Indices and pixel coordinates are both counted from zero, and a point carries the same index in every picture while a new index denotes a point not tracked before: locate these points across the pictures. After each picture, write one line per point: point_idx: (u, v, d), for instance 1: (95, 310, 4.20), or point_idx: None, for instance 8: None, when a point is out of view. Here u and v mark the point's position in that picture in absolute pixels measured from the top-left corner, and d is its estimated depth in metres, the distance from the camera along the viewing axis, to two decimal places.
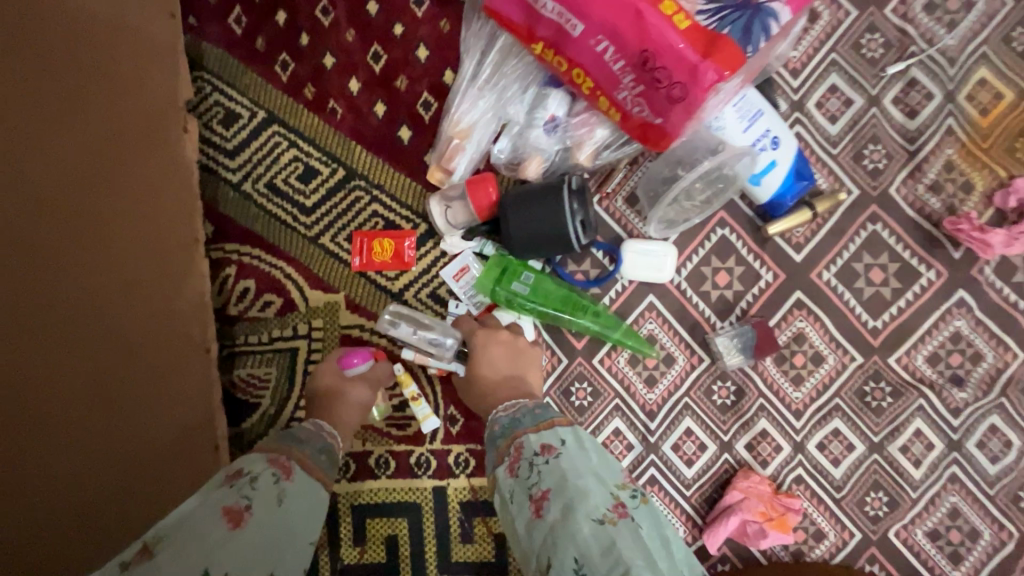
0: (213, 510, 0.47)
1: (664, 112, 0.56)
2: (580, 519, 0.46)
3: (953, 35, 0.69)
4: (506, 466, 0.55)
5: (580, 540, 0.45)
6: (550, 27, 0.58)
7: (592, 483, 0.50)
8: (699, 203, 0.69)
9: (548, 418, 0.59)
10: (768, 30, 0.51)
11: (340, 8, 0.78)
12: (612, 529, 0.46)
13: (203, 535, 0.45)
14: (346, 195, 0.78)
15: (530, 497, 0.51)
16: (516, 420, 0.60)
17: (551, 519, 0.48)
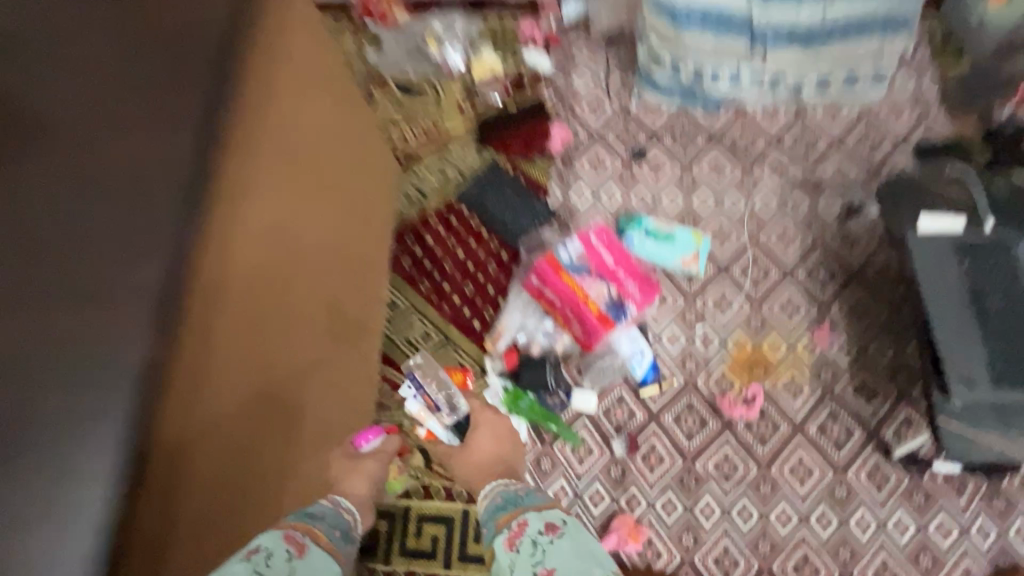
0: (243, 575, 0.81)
1: (588, 336, 1.45)
2: None
3: (724, 316, 1.56)
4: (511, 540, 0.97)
5: None
6: (546, 297, 1.48)
7: (584, 566, 0.89)
8: (608, 375, 1.51)
9: (537, 508, 1.02)
10: (626, 314, 1.44)
11: (455, 263, 1.70)
12: None
13: None
14: (442, 348, 1.61)
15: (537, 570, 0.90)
16: (517, 507, 1.05)
17: None
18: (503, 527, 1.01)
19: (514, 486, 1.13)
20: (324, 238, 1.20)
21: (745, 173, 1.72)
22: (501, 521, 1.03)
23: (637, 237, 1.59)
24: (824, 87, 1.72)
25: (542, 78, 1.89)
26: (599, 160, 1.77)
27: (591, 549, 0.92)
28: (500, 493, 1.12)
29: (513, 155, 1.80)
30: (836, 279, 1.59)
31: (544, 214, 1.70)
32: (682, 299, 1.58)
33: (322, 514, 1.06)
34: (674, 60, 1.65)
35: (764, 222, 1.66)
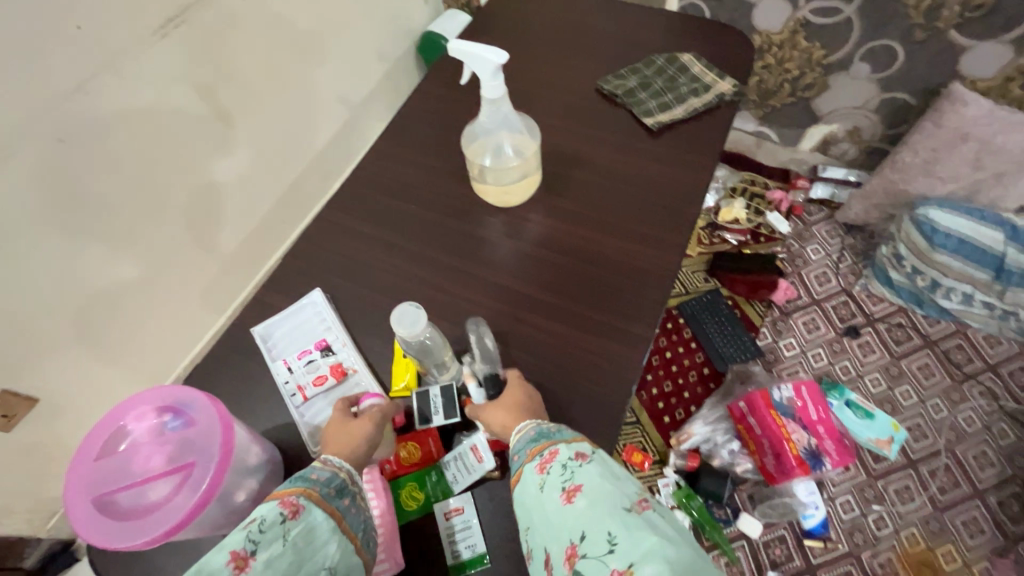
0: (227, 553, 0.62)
1: (777, 473, 1.61)
2: (612, 509, 0.64)
3: (903, 507, 1.66)
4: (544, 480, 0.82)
5: (614, 522, 0.62)
6: (749, 423, 1.67)
7: (613, 488, 0.67)
8: (779, 513, 1.66)
9: None
10: (819, 467, 1.60)
11: (662, 361, 1.98)
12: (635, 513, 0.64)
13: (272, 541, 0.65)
14: (632, 427, 1.88)
15: (562, 488, 0.69)
16: None
17: (580, 504, 0.66)
18: (529, 464, 0.75)
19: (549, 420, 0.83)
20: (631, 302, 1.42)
21: (955, 386, 1.84)
22: (529, 447, 0.78)
23: (836, 403, 1.77)
24: None
25: (778, 238, 2.19)
26: (813, 324, 2.00)
27: (620, 470, 0.72)
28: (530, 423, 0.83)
29: (736, 291, 2.08)
30: None
31: (752, 350, 1.95)
32: (864, 474, 1.71)
33: (320, 477, 0.73)
34: (916, 268, 1.86)
35: (964, 436, 1.76)
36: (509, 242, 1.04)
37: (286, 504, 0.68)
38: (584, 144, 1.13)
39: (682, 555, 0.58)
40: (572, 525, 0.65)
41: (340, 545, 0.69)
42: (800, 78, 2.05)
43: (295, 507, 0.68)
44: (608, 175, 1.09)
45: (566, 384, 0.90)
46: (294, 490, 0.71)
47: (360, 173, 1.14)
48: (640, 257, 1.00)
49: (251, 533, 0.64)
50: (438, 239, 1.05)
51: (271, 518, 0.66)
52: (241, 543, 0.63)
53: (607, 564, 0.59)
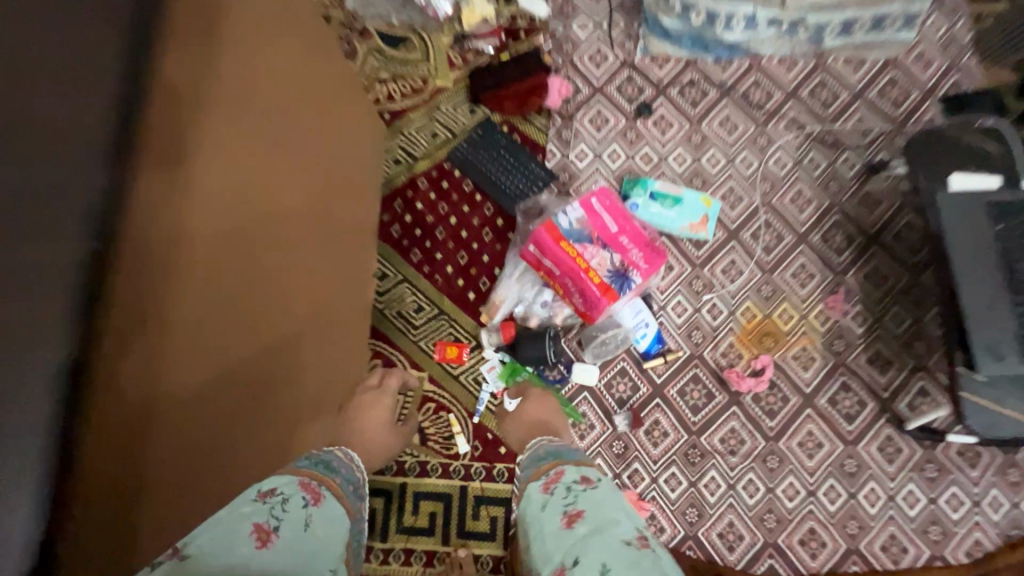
0: (250, 524, 0.74)
1: (588, 310, 1.34)
2: (612, 535, 0.91)
3: (734, 284, 1.48)
4: (543, 485, 1.07)
5: (609, 548, 0.89)
6: (545, 268, 1.37)
7: (615, 514, 0.97)
8: (611, 346, 1.43)
9: (577, 457, 1.14)
10: (630, 285, 1.33)
11: (449, 231, 1.61)
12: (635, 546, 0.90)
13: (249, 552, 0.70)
14: (437, 321, 1.55)
15: (567, 513, 0.99)
16: (558, 452, 1.17)
17: (579, 529, 0.95)
18: (538, 476, 1.12)
19: (554, 440, 1.21)
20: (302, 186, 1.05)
21: (760, 130, 1.59)
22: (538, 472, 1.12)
23: (642, 202, 1.49)
24: (850, 31, 1.55)
25: (540, 25, 1.73)
26: (601, 117, 1.64)
27: (617, 502, 1.02)
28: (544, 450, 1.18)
29: (508, 111, 1.66)
30: (854, 244, 1.49)
31: (543, 178, 1.59)
32: (688, 266, 1.49)
33: (339, 469, 1.01)
34: (685, 2, 1.48)
35: (778, 183, 1.55)
36: None
37: (312, 489, 0.90)
38: None
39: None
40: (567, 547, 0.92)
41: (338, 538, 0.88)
42: None
43: (312, 494, 0.88)
44: None
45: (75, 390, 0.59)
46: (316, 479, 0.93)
47: None
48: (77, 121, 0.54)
49: (273, 509, 0.79)
50: None
51: (294, 501, 0.83)
52: (266, 517, 0.77)
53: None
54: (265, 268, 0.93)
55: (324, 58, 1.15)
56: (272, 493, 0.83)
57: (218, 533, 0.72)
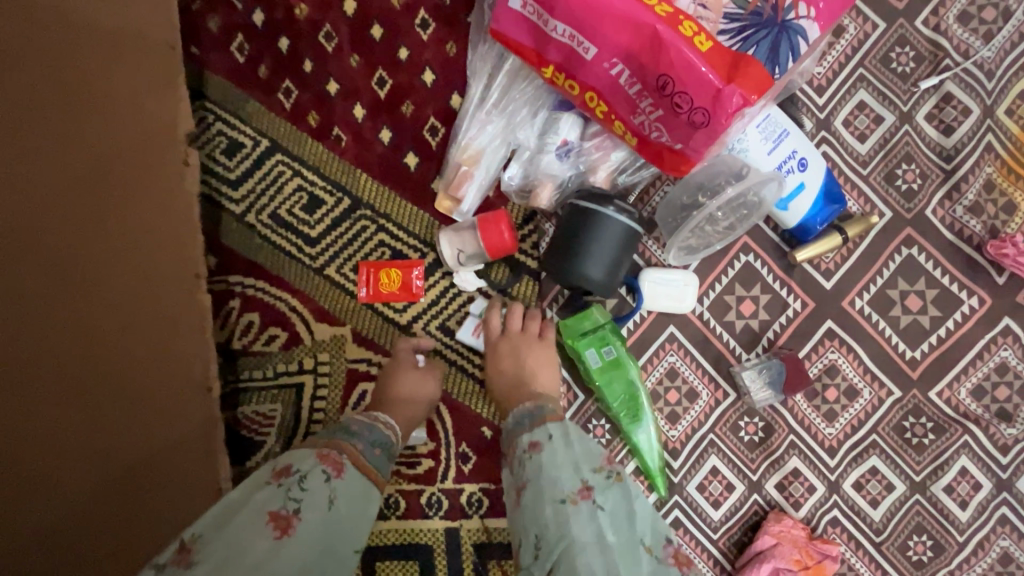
0: (259, 515, 0.48)
1: (684, 137, 0.52)
2: (544, 501, 0.50)
3: (991, 47, 0.64)
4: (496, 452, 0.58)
5: (540, 519, 0.49)
6: (560, 51, 0.54)
7: (563, 471, 0.52)
8: (722, 229, 0.64)
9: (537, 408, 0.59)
10: (795, 50, 0.49)
11: (344, 32, 0.76)
12: (571, 509, 0.49)
13: (248, 548, 0.46)
14: (351, 225, 0.76)
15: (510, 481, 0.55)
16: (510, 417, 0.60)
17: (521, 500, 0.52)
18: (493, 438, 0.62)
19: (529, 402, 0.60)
20: None
21: None
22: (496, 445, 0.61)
23: None
24: None
25: None
26: None
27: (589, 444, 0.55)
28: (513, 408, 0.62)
29: None
30: None
31: None
32: (880, 20, 0.65)
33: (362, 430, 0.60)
34: None
35: None
36: None
37: (326, 459, 0.54)
38: None
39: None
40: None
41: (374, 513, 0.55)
42: None
43: (341, 462, 0.54)
44: None
45: None
46: (335, 442, 0.56)
47: None
48: None
49: (289, 490, 0.50)
50: None
51: (314, 476, 0.52)
52: (280, 503, 0.49)
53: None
54: None
55: None
56: (282, 470, 0.52)
57: (221, 536, 0.46)
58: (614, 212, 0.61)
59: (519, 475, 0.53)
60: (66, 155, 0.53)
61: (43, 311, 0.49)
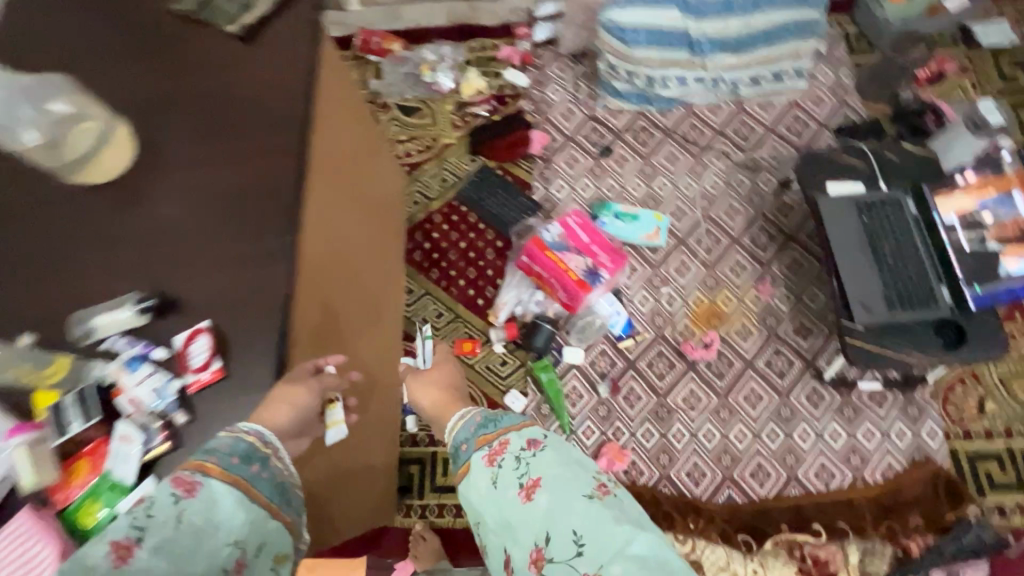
0: (106, 545, 0.60)
1: (571, 300, 1.76)
2: (575, 497, 0.86)
3: (685, 279, 1.89)
4: (495, 457, 0.94)
5: (575, 513, 0.84)
6: (536, 272, 1.78)
7: (575, 476, 0.89)
8: (592, 332, 1.84)
9: (523, 425, 0.97)
10: (601, 279, 1.75)
11: (459, 253, 2.03)
12: (595, 500, 0.85)
13: (96, 565, 0.59)
14: (453, 323, 1.94)
15: (522, 483, 0.90)
16: (500, 425, 0.99)
17: (539, 499, 0.87)
18: (482, 445, 0.97)
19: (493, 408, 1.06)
20: (385, 250, 1.72)
21: (696, 160, 2.06)
22: (479, 439, 0.98)
23: (608, 219, 1.92)
24: (757, 83, 2.05)
25: (522, 92, 2.23)
26: (573, 158, 2.10)
27: (574, 456, 0.93)
28: (476, 413, 1.06)
29: (500, 159, 2.13)
30: (774, 242, 1.92)
31: (530, 207, 2.03)
32: (648, 267, 1.90)
33: (221, 447, 0.73)
34: (629, 71, 2.00)
35: (714, 199, 2.00)
36: (139, 211, 0.92)
37: (181, 482, 0.67)
38: (174, 76, 1.00)
39: (640, 545, 0.80)
40: (541, 524, 0.85)
41: (248, 516, 0.69)
42: None
43: (190, 484, 0.67)
44: (213, 95, 0.99)
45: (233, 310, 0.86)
46: (190, 463, 0.70)
47: None
48: (250, 167, 0.94)
49: (137, 517, 0.63)
50: (42, 231, 0.91)
51: (162, 500, 0.65)
52: (125, 531, 0.62)
53: (577, 565, 0.81)
54: (374, 276, 1.56)
55: (398, 233, 1.91)
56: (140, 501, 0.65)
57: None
58: (546, 326, 1.82)
59: (536, 472, 0.90)
60: (388, 306, 1.67)
61: (383, 351, 1.57)
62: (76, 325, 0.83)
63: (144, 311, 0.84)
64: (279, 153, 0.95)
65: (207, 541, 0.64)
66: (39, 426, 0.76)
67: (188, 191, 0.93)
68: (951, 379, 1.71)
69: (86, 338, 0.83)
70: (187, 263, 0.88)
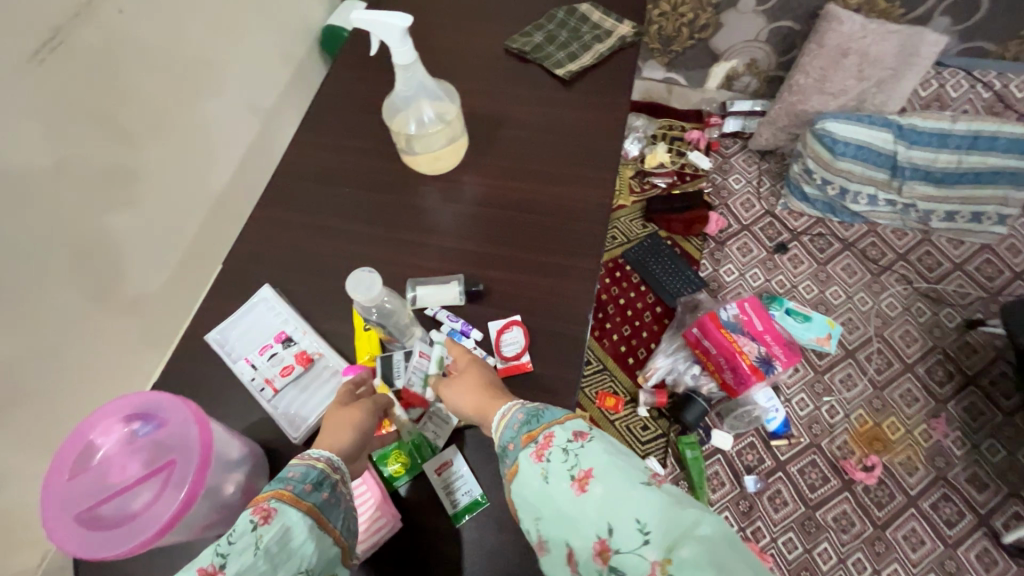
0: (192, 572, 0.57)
1: (736, 383, 1.73)
2: (633, 486, 0.59)
3: (851, 393, 1.83)
4: (537, 452, 0.66)
5: (637, 503, 0.58)
6: (704, 346, 1.78)
7: (628, 466, 0.62)
8: (746, 421, 1.79)
9: (564, 412, 0.71)
10: (772, 370, 1.73)
11: (617, 308, 2.07)
12: (656, 490, 0.60)
13: None
14: (600, 375, 1.96)
15: (571, 478, 0.63)
16: (537, 412, 0.72)
17: (595, 494, 0.60)
18: (527, 443, 0.69)
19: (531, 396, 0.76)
20: None
21: (874, 278, 2.03)
22: (519, 436, 0.70)
23: (778, 314, 1.92)
24: (952, 219, 2.03)
25: (702, 174, 2.32)
26: (746, 247, 2.14)
27: (624, 447, 0.66)
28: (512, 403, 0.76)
29: (672, 230, 2.19)
30: (953, 381, 1.84)
31: (696, 282, 2.06)
32: (811, 371, 1.87)
33: (293, 473, 0.69)
34: (825, 178, 2.03)
35: (889, 320, 1.95)
36: (458, 206, 1.04)
37: (258, 508, 0.63)
38: (503, 105, 1.16)
39: (714, 529, 0.56)
40: (596, 516, 0.59)
41: (320, 546, 0.64)
42: (696, 20, 2.17)
43: (266, 511, 0.63)
44: (534, 125, 1.13)
45: (534, 312, 0.93)
46: (266, 490, 0.66)
47: (298, 162, 1.11)
48: (562, 193, 1.04)
49: (220, 545, 0.59)
50: (379, 204, 1.05)
51: (243, 526, 0.61)
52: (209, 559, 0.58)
53: (645, 558, 0.56)
54: None
55: None
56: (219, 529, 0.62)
57: None
58: (701, 402, 1.78)
59: (583, 462, 0.63)
60: None
61: None
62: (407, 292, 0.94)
63: (466, 294, 0.93)
64: (590, 185, 1.05)
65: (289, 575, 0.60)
66: (371, 372, 0.87)
67: (503, 201, 1.04)
68: None
69: (412, 305, 0.93)
70: (497, 262, 0.98)
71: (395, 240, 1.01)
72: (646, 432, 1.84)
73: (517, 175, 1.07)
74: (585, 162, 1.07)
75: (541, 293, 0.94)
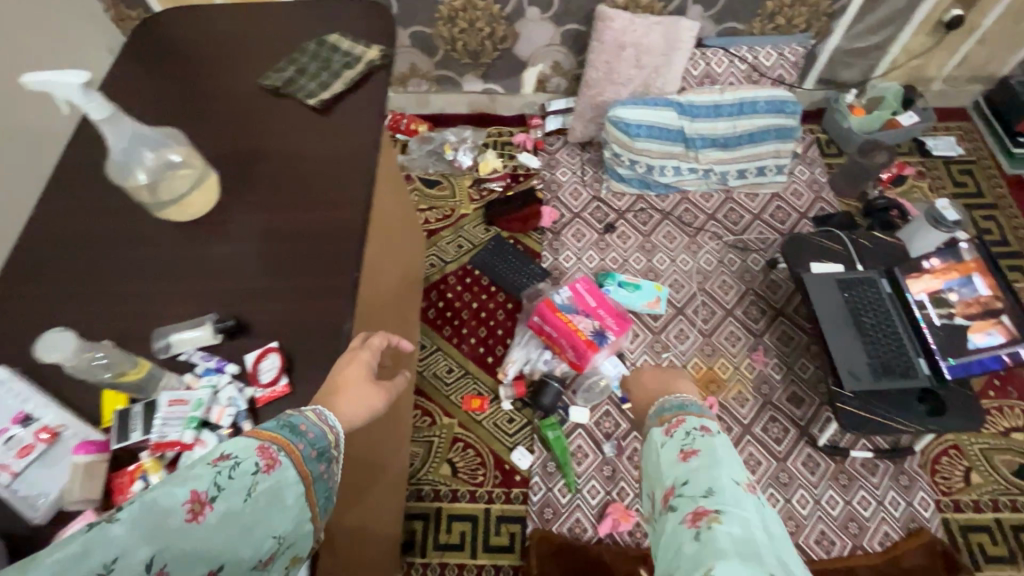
0: (184, 493, 0.57)
1: (580, 358, 1.85)
2: (724, 475, 0.78)
3: (685, 345, 2.02)
4: (667, 426, 0.90)
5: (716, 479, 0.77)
6: (547, 331, 1.89)
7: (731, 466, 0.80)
8: (599, 392, 1.93)
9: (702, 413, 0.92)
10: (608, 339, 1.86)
11: (471, 312, 2.14)
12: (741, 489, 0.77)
13: (168, 519, 0.56)
14: (463, 379, 2.01)
15: (682, 449, 0.85)
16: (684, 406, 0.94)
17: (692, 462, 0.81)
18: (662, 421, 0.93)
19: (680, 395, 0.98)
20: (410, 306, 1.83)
21: (691, 240, 2.26)
22: (659, 417, 0.94)
23: (612, 287, 2.08)
24: (744, 176, 2.31)
25: (533, 173, 2.47)
26: (580, 232, 2.29)
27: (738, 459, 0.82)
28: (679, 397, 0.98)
29: (512, 229, 2.31)
30: (765, 316, 2.08)
31: (539, 274, 2.17)
32: (649, 333, 2.04)
33: (308, 432, 0.72)
34: (632, 159, 2.24)
35: (708, 274, 2.18)
36: (218, 245, 1.05)
37: (267, 454, 0.65)
38: (261, 141, 1.18)
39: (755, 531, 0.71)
40: (680, 473, 0.81)
41: (301, 515, 0.66)
42: (494, 34, 2.31)
43: (271, 461, 0.65)
44: (291, 155, 1.16)
45: (296, 334, 0.95)
46: (280, 439, 0.68)
47: (41, 232, 1.06)
48: (320, 215, 1.08)
49: (221, 475, 0.61)
50: (136, 259, 1.03)
51: (246, 465, 0.63)
52: (206, 485, 0.59)
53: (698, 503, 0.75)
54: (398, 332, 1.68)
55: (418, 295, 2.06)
56: (223, 455, 0.63)
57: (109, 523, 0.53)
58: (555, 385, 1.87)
59: (693, 443, 0.84)
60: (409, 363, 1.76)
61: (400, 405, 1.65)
62: (162, 342, 0.93)
63: (221, 331, 0.94)
64: (348, 203, 1.10)
65: (259, 529, 0.61)
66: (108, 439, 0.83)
67: (264, 232, 1.06)
68: (936, 450, 1.81)
69: (167, 353, 0.92)
70: (259, 292, 0.99)
71: (153, 291, 0.99)
72: (512, 424, 1.92)
73: (277, 205, 1.09)
74: (342, 183, 1.12)
75: (304, 314, 0.97)
